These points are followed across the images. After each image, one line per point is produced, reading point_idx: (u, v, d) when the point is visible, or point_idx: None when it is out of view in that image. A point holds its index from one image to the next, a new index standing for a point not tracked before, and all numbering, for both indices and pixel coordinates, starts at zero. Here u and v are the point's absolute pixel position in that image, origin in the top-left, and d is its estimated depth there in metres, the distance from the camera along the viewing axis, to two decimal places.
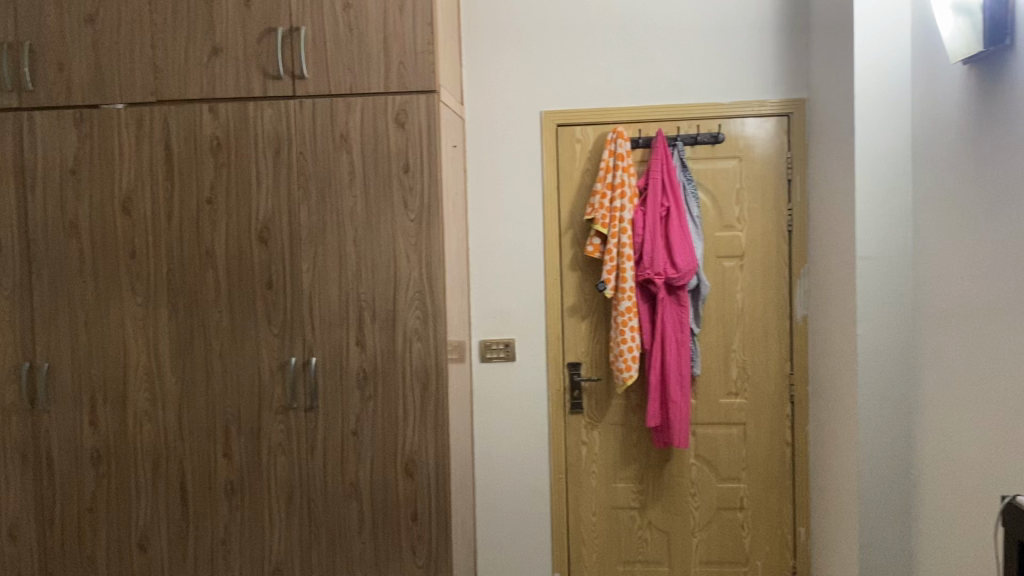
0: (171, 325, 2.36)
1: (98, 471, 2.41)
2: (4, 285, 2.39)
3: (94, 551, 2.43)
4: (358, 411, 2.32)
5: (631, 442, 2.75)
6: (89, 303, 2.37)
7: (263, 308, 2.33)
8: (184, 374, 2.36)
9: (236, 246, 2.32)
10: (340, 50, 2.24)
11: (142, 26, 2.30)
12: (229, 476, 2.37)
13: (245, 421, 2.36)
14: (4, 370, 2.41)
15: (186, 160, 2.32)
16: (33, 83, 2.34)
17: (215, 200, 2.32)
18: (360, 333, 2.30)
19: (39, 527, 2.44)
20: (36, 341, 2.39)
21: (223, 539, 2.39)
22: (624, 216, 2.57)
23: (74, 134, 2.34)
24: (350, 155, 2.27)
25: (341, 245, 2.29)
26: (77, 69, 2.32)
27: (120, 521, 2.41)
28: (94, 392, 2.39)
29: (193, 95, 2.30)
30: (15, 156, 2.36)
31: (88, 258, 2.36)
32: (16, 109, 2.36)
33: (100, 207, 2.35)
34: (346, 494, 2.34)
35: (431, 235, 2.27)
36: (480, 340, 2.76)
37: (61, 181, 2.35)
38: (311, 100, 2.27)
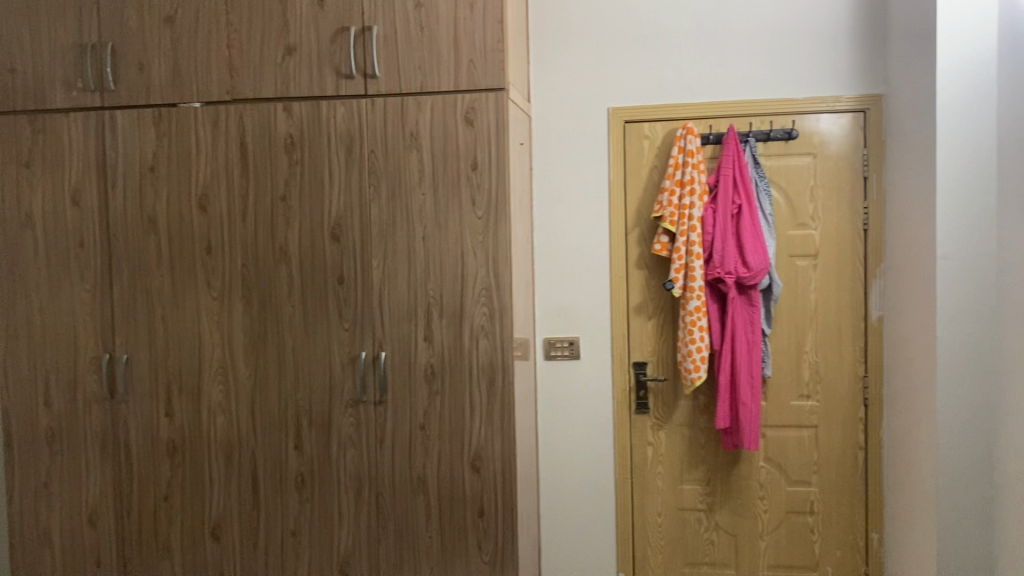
0: (245, 319, 2.41)
1: (174, 460, 2.47)
2: (86, 279, 2.47)
3: (169, 539, 2.50)
4: (426, 406, 2.34)
5: (699, 443, 2.72)
6: (167, 296, 2.44)
7: (334, 303, 2.36)
8: (258, 367, 2.42)
9: (308, 242, 2.36)
10: (411, 48, 2.26)
11: (219, 27, 2.35)
12: (300, 468, 2.42)
13: (315, 414, 2.40)
14: (86, 362, 2.49)
15: (261, 158, 2.36)
16: (115, 83, 2.41)
17: (289, 197, 2.36)
18: (428, 329, 2.32)
19: (118, 514, 2.52)
20: (116, 334, 2.47)
21: (294, 529, 2.43)
22: (694, 214, 2.54)
23: (153, 132, 2.40)
24: (419, 153, 2.28)
25: (410, 241, 2.31)
26: (156, 69, 2.39)
27: (194, 510, 2.48)
28: (171, 384, 2.46)
29: (267, 94, 2.34)
30: (97, 153, 2.44)
31: (165, 254, 2.43)
32: (99, 109, 2.43)
33: (177, 203, 2.41)
34: (414, 488, 2.36)
35: (499, 232, 2.27)
36: (545, 338, 2.76)
37: (141, 178, 2.42)
38: (382, 98, 2.29)
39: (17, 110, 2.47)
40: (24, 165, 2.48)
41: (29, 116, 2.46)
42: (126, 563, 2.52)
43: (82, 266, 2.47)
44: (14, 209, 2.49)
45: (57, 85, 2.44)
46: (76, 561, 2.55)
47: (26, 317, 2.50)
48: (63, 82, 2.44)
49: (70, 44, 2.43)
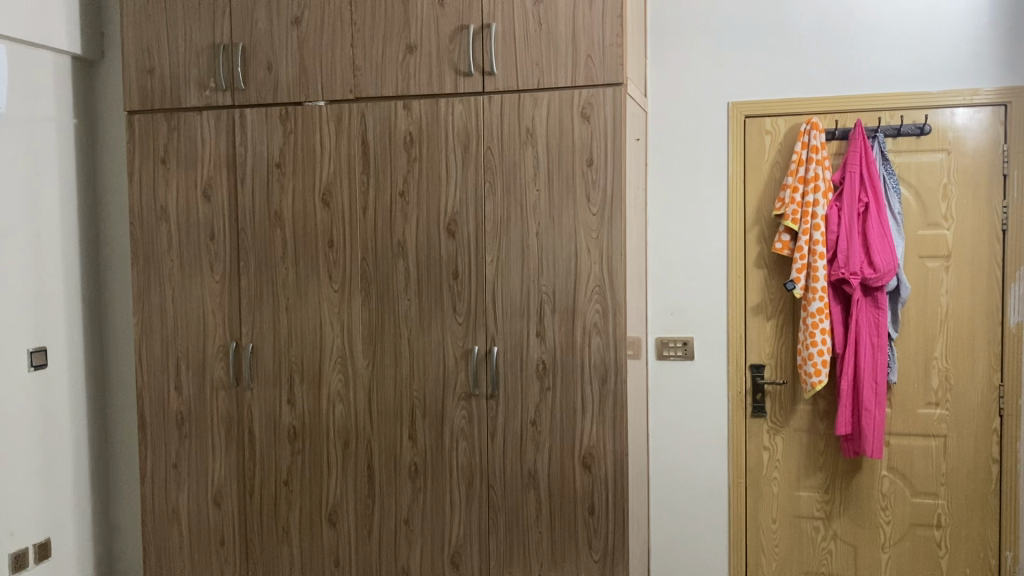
0: (364, 311, 2.47)
1: (294, 446, 2.56)
2: (216, 270, 2.59)
3: (288, 522, 2.59)
4: (537, 402, 2.35)
5: (817, 449, 2.63)
6: (290, 287, 2.52)
7: (448, 297, 2.39)
8: (375, 358, 2.48)
9: (425, 237, 2.40)
10: (529, 45, 2.27)
11: (342, 27, 2.42)
12: (414, 458, 2.46)
13: (430, 405, 2.44)
14: (214, 349, 2.61)
15: (381, 155, 2.42)
16: (245, 83, 2.51)
17: (407, 192, 2.41)
18: (541, 324, 2.33)
19: (241, 496, 2.63)
20: (243, 323, 2.57)
21: (407, 518, 2.48)
22: (818, 212, 2.45)
23: (280, 130, 2.49)
24: (535, 149, 2.29)
25: (524, 237, 2.32)
26: (284, 69, 2.48)
27: (312, 495, 2.56)
28: (293, 372, 2.55)
29: (388, 92, 2.39)
30: (228, 150, 2.55)
31: (290, 247, 2.52)
32: (230, 107, 2.54)
33: (302, 198, 2.50)
34: (524, 483, 2.38)
35: (614, 229, 2.25)
36: (658, 338, 2.72)
37: (268, 174, 2.52)
38: (500, 94, 2.31)
39: (155, 110, 2.61)
40: (161, 162, 2.61)
41: (166, 115, 2.60)
42: (248, 543, 2.63)
43: (212, 258, 2.58)
44: (151, 203, 2.63)
45: (192, 85, 2.56)
46: (202, 539, 2.68)
47: (160, 306, 2.64)
48: (198, 82, 2.56)
49: (204, 46, 2.54)
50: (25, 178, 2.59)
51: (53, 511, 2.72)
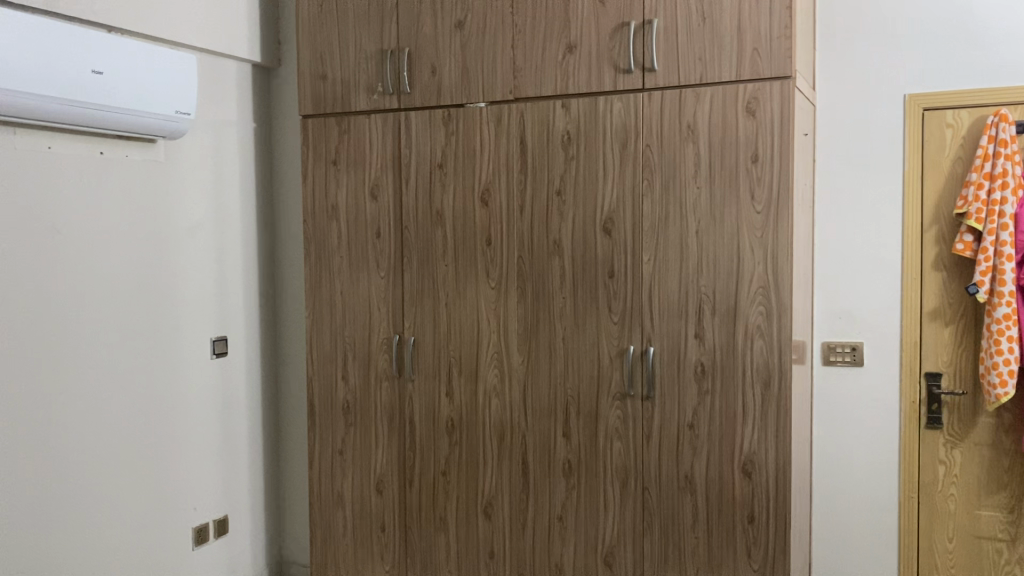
0: (520, 309, 2.50)
1: (452, 438, 2.63)
2: (380, 266, 2.69)
3: (445, 512, 2.66)
4: (696, 404, 2.30)
5: (1001, 466, 2.44)
6: (450, 283, 2.59)
7: (604, 296, 2.39)
8: (530, 356, 2.50)
9: (582, 235, 2.40)
10: (691, 39, 2.22)
11: (504, 29, 2.46)
12: (568, 456, 2.47)
13: (584, 404, 2.44)
14: (378, 342, 2.72)
15: (540, 153, 2.44)
16: (410, 86, 2.60)
17: (564, 191, 2.42)
18: (700, 326, 2.28)
19: (401, 484, 2.72)
20: (405, 318, 2.67)
21: (560, 515, 2.50)
22: (1006, 211, 2.28)
23: (443, 131, 2.56)
24: (696, 146, 2.24)
25: (684, 236, 2.27)
26: (447, 71, 2.54)
27: (469, 487, 2.62)
28: (451, 367, 2.62)
29: (548, 91, 2.41)
30: (393, 151, 2.64)
31: (449, 244, 2.58)
32: (396, 110, 2.64)
33: (462, 197, 2.56)
34: (680, 486, 2.33)
35: (779, 229, 2.17)
36: (824, 342, 2.61)
37: (430, 174, 2.60)
38: (661, 91, 2.27)
39: (327, 114, 2.74)
40: (332, 163, 2.74)
41: (337, 118, 2.72)
42: (407, 530, 2.73)
43: (377, 255, 2.69)
44: (322, 202, 2.77)
45: (361, 89, 2.68)
46: (364, 523, 2.79)
47: (329, 300, 2.78)
48: (366, 87, 2.67)
49: (373, 52, 2.65)
50: (210, 179, 2.79)
51: (231, 489, 2.91)
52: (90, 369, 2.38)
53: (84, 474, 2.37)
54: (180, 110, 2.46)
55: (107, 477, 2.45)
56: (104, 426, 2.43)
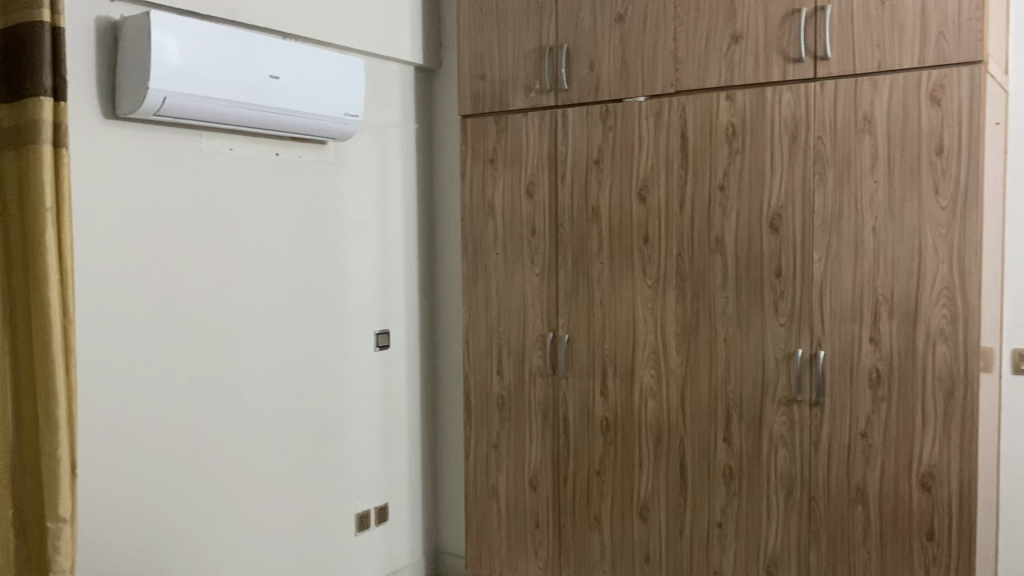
0: (679, 308, 2.44)
1: (607, 438, 2.60)
2: (535, 263, 2.70)
3: (600, 512, 2.64)
4: (869, 412, 2.16)
5: None
6: (606, 281, 2.56)
7: (770, 295, 2.29)
8: (689, 356, 2.44)
9: (746, 232, 2.32)
10: (869, 24, 2.09)
11: (665, 22, 2.40)
12: (729, 461, 2.39)
13: (747, 408, 2.35)
14: (533, 339, 2.73)
15: (702, 148, 2.37)
16: (568, 83, 2.59)
17: (727, 186, 2.34)
18: (875, 329, 2.15)
19: (556, 482, 2.72)
20: (559, 315, 2.66)
21: (720, 521, 2.42)
22: None
23: (600, 127, 2.54)
24: (873, 138, 2.11)
25: (859, 233, 2.15)
26: (606, 67, 2.51)
27: (625, 488, 2.58)
28: (606, 365, 2.59)
29: (711, 84, 2.34)
30: (550, 148, 2.64)
31: (606, 242, 2.55)
32: (553, 107, 2.63)
33: (619, 194, 2.52)
34: (851, 498, 2.21)
35: (967, 226, 2.01)
36: (1016, 349, 2.40)
37: (587, 170, 2.57)
38: (833, 81, 2.16)
39: (485, 113, 2.78)
40: (489, 161, 2.77)
41: (495, 117, 2.75)
42: (561, 527, 2.72)
43: (533, 252, 2.70)
44: (480, 200, 2.80)
45: (519, 87, 2.69)
46: (519, 519, 2.81)
47: (485, 296, 2.81)
48: (524, 85, 2.68)
49: (531, 50, 2.66)
50: (375, 178, 2.89)
51: (390, 479, 3.00)
52: (263, 359, 2.51)
53: (257, 458, 2.50)
54: (349, 112, 2.55)
55: (278, 461, 2.57)
56: (275, 413, 2.56)
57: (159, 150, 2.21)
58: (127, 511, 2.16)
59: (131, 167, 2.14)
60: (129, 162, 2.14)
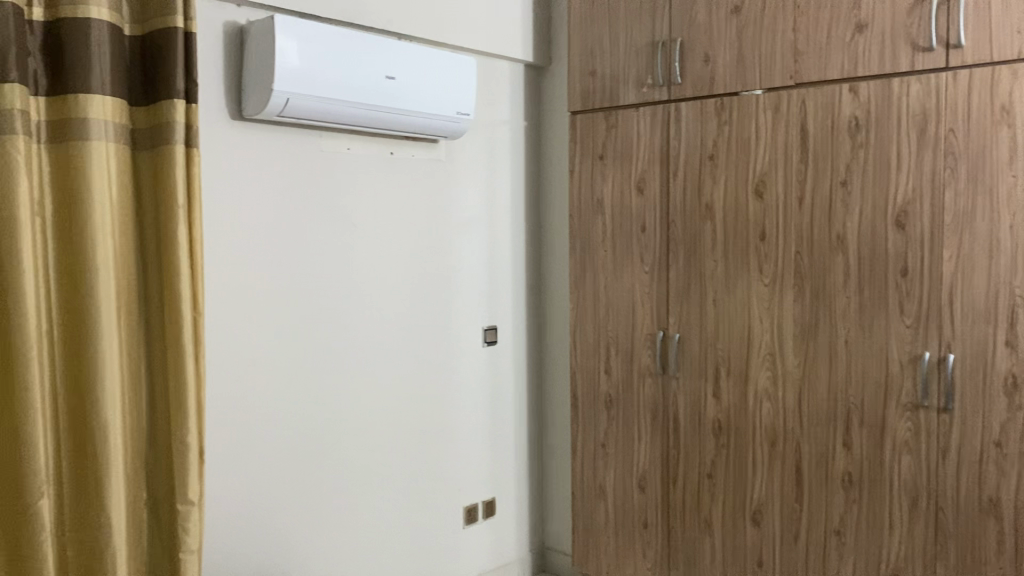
0: (797, 308, 2.37)
1: (719, 440, 2.55)
2: (646, 261, 2.67)
3: (711, 515, 2.59)
4: (1003, 420, 2.04)
5: None
6: (719, 279, 2.51)
7: (895, 296, 2.19)
8: (807, 358, 2.36)
9: (870, 229, 2.22)
10: (1008, 9, 1.96)
11: (785, 12, 2.33)
12: (848, 467, 2.31)
13: (868, 412, 2.26)
14: (643, 337, 2.70)
15: (823, 142, 2.29)
16: (682, 77, 2.54)
17: (850, 182, 2.25)
18: (1011, 332, 2.02)
19: (665, 483, 2.69)
20: (670, 314, 2.62)
21: (838, 529, 2.33)
22: None
23: (715, 121, 2.48)
24: (1011, 130, 1.99)
25: (994, 230, 2.03)
26: (722, 60, 2.46)
27: (737, 491, 2.52)
28: (719, 365, 2.53)
29: (833, 76, 2.25)
30: (662, 144, 2.60)
31: (720, 239, 2.50)
32: (666, 102, 2.59)
33: (734, 190, 2.46)
34: (982, 510, 2.09)
35: None
36: None
37: (701, 166, 2.52)
38: (968, 69, 2.04)
39: (596, 109, 2.76)
40: (599, 158, 2.76)
41: (606, 113, 2.73)
42: (670, 528, 2.68)
43: (643, 250, 2.67)
44: (589, 197, 2.79)
45: (631, 82, 2.66)
46: (626, 519, 2.79)
47: (594, 293, 2.80)
48: (636, 80, 2.65)
49: (644, 44, 2.62)
50: (484, 175, 2.91)
51: (498, 473, 3.03)
52: (377, 353, 2.57)
53: (370, 449, 2.56)
54: (460, 111, 2.57)
55: (390, 454, 2.62)
56: (387, 407, 2.61)
57: (280, 149, 2.28)
58: (248, 496, 2.24)
59: (254, 166, 2.22)
60: (253, 161, 2.22)
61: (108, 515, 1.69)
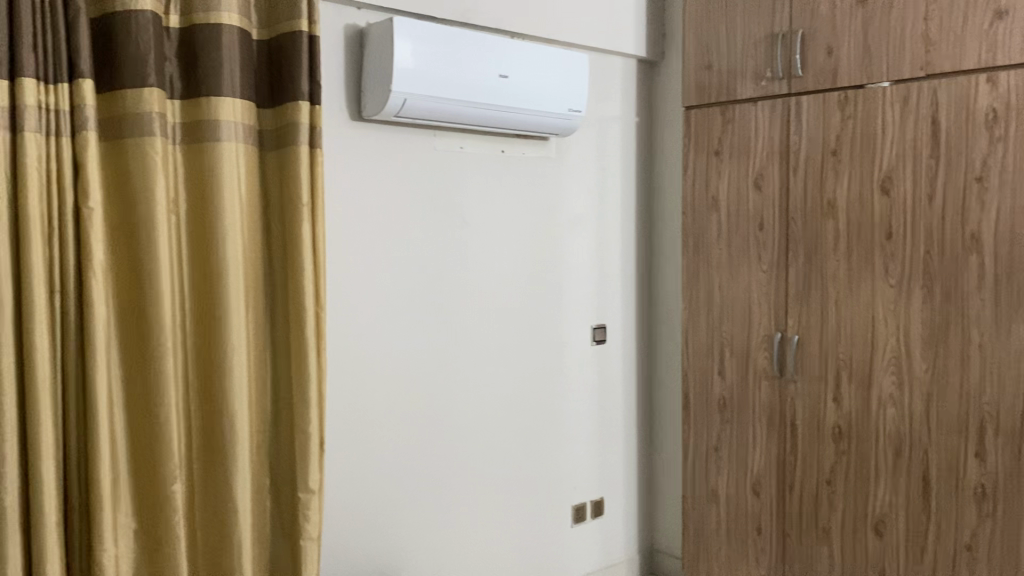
0: (926, 310, 2.26)
1: (839, 447, 2.46)
2: (763, 260, 2.60)
3: (829, 524, 2.49)
4: None
5: None
6: (841, 280, 2.42)
7: None
8: (937, 363, 2.25)
9: (1008, 228, 2.10)
10: None
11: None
12: (982, 479, 2.18)
13: (1004, 422, 2.13)
14: (759, 339, 2.63)
15: (956, 136, 2.17)
16: (803, 69, 2.46)
17: (987, 177, 2.13)
18: None
19: (780, 488, 2.61)
20: (789, 315, 2.55)
21: (968, 544, 2.21)
22: None
23: (838, 115, 2.39)
24: None
25: None
26: (846, 51, 2.36)
27: (858, 500, 2.43)
28: (840, 369, 2.44)
29: (969, 66, 2.13)
30: (782, 139, 2.52)
31: (842, 238, 2.40)
32: (785, 96, 2.51)
33: (858, 187, 2.36)
34: None
35: None
36: None
37: (823, 161, 2.44)
38: None
39: (711, 104, 2.70)
40: (715, 154, 2.70)
41: (722, 107, 2.67)
42: (785, 535, 2.60)
43: (760, 248, 2.60)
44: (704, 194, 2.74)
45: (748, 76, 2.59)
46: (740, 524, 2.72)
47: (708, 294, 2.75)
48: (754, 74, 2.58)
49: (763, 36, 2.55)
50: (595, 172, 2.89)
51: (607, 472, 3.01)
52: (488, 350, 2.59)
53: (480, 445, 2.59)
54: (572, 107, 2.55)
55: (500, 450, 2.64)
56: (497, 403, 2.63)
57: (396, 148, 2.33)
58: (364, 488, 2.30)
59: (372, 165, 2.28)
60: (371, 160, 2.27)
61: (235, 499, 1.76)
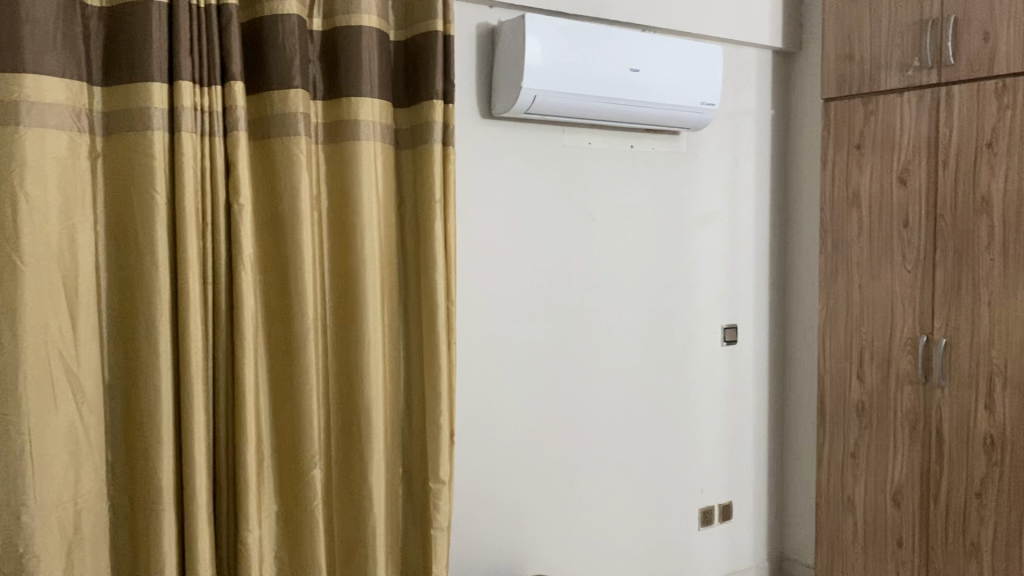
0: None
1: (991, 458, 2.31)
2: (908, 259, 2.47)
3: (979, 539, 2.35)
4: None
5: None
6: (996, 281, 2.27)
7: None
8: None
9: None
10: None
11: None
12: None
13: None
14: (902, 342, 2.50)
15: None
16: (955, 57, 2.32)
17: None
18: None
19: (923, 500, 2.48)
20: (935, 317, 2.41)
21: None
22: None
23: (994, 106, 2.24)
24: None
25: None
26: (1004, 36, 2.21)
27: (1013, 515, 2.28)
28: (994, 375, 2.30)
29: None
30: (930, 131, 2.39)
31: (998, 236, 2.26)
32: (935, 86, 2.37)
33: (1017, 181, 2.22)
34: None
35: None
36: None
37: (976, 154, 2.29)
38: None
39: (852, 95, 2.58)
40: (855, 147, 2.58)
41: (864, 99, 2.55)
42: (930, 549, 2.47)
43: (905, 246, 2.47)
44: (843, 189, 2.63)
45: (894, 66, 2.46)
46: (878, 535, 2.60)
47: (847, 294, 2.63)
48: (899, 63, 2.45)
49: (911, 24, 2.42)
50: (727, 167, 2.82)
51: (737, 475, 2.93)
52: (615, 347, 2.57)
53: (607, 442, 2.57)
54: (706, 100, 2.48)
55: (626, 448, 2.62)
56: (624, 400, 2.60)
57: (526, 145, 2.34)
58: (491, 481, 2.33)
59: (502, 162, 2.30)
60: (500, 157, 2.29)
61: (369, 487, 1.81)
